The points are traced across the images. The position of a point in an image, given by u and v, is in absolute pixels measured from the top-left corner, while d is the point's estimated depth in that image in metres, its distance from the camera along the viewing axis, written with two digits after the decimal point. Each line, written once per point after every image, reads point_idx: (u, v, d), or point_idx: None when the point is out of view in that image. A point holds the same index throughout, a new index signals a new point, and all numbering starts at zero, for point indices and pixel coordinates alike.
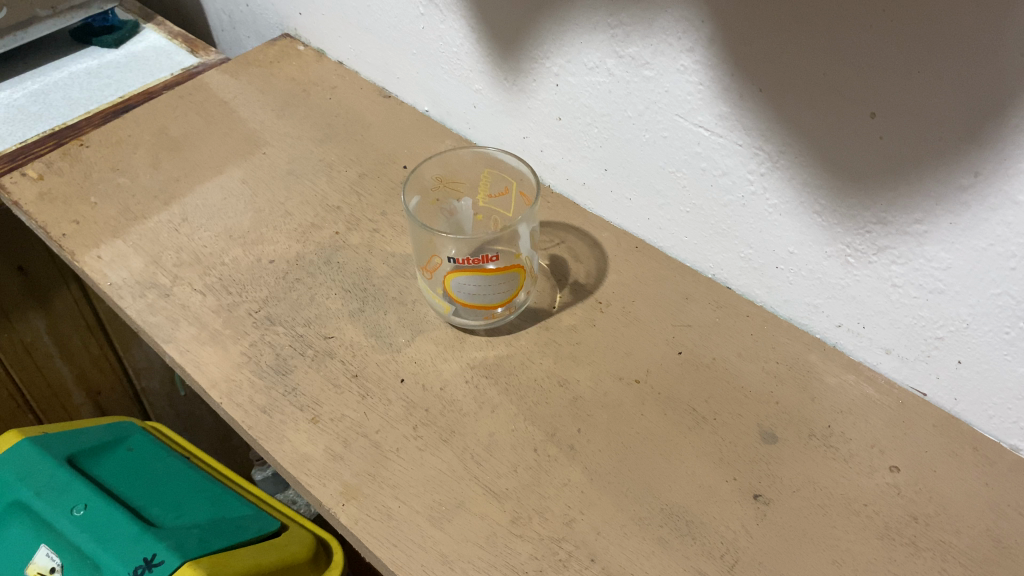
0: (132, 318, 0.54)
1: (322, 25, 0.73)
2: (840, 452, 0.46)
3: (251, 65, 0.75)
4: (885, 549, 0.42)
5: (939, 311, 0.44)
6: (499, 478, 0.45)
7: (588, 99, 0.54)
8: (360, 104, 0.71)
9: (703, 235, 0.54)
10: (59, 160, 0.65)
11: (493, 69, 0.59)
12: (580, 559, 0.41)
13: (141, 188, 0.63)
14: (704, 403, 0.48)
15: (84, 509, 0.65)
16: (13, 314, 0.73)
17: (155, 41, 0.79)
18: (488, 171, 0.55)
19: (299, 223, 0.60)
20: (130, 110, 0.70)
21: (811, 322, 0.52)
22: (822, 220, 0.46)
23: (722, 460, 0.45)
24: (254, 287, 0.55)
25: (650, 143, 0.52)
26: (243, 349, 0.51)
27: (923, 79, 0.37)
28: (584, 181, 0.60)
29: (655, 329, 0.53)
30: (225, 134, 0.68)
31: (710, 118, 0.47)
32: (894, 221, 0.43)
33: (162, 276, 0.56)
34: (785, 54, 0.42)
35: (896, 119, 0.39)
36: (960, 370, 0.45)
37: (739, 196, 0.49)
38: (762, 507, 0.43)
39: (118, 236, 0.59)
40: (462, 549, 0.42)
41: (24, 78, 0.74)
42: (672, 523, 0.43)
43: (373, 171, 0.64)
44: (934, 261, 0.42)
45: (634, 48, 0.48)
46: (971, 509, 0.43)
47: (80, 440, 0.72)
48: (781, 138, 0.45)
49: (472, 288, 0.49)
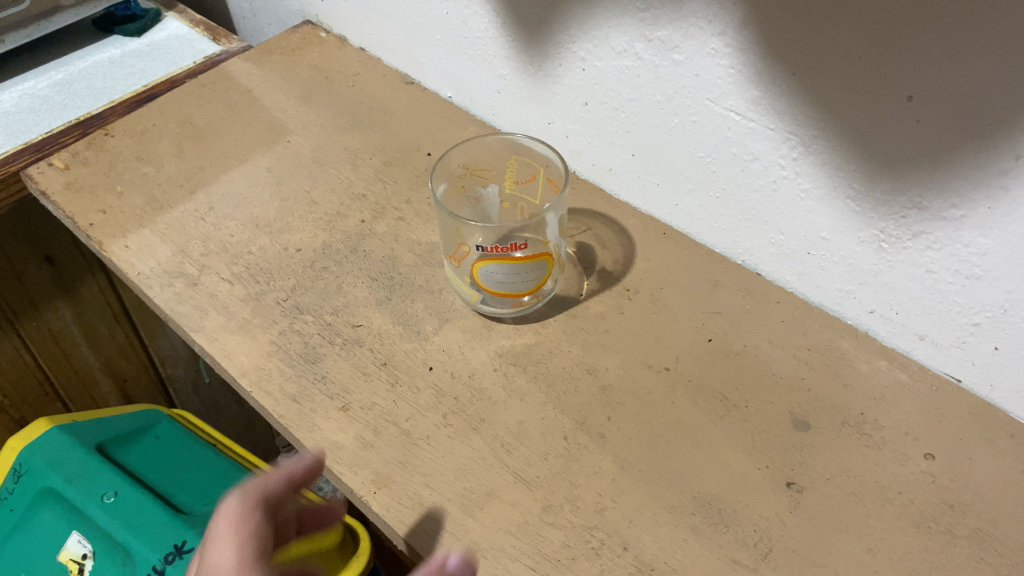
0: (161, 307, 0.54)
1: (344, 12, 0.73)
2: (873, 440, 0.45)
3: (273, 52, 0.75)
4: (920, 538, 0.41)
5: (975, 297, 0.43)
6: (529, 466, 0.45)
7: (616, 84, 0.53)
8: (383, 91, 0.70)
9: (732, 221, 0.53)
10: (85, 150, 0.66)
11: (518, 55, 0.59)
12: (612, 548, 0.41)
13: (167, 177, 0.63)
14: (735, 390, 0.48)
15: (115, 496, 0.66)
16: (40, 304, 0.73)
17: (177, 30, 0.79)
18: (514, 159, 0.55)
19: (324, 211, 0.60)
20: (154, 99, 0.70)
21: (843, 309, 0.51)
22: (856, 205, 0.45)
23: (754, 448, 0.45)
24: (281, 276, 0.55)
25: (678, 128, 0.52)
26: (272, 338, 0.51)
27: (963, 61, 0.37)
28: (611, 167, 0.59)
29: (684, 316, 0.52)
30: (249, 122, 0.68)
31: (741, 103, 0.47)
32: (930, 206, 0.42)
33: (190, 266, 0.56)
34: (820, 37, 0.41)
35: (934, 102, 0.39)
36: (996, 356, 0.45)
37: (770, 181, 0.49)
38: (795, 495, 0.43)
39: (144, 225, 0.59)
40: (494, 537, 0.42)
41: (47, 68, 0.74)
42: (704, 511, 0.43)
43: (397, 159, 0.64)
44: (971, 246, 0.42)
45: (663, 32, 0.48)
46: (1008, 497, 0.43)
47: (109, 427, 0.73)
48: (813, 123, 0.44)
49: (500, 276, 0.49)
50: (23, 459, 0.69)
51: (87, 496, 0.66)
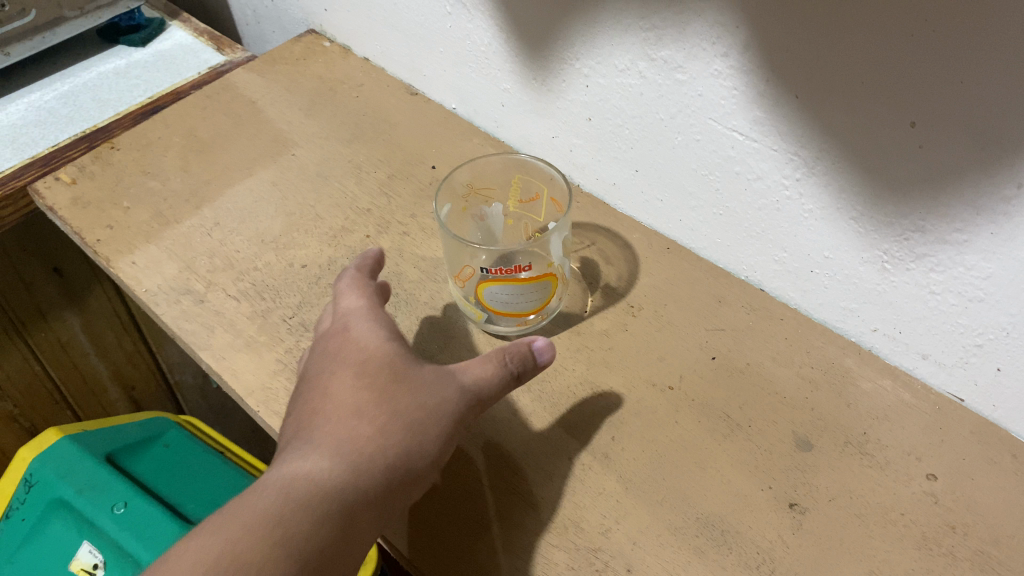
0: (168, 325, 0.54)
1: (348, 22, 0.73)
2: (876, 459, 0.46)
3: (277, 63, 0.75)
4: (922, 560, 0.42)
5: (978, 319, 0.43)
6: (534, 487, 0.45)
7: (619, 101, 0.54)
8: (387, 102, 0.71)
9: (736, 238, 0.53)
10: (91, 163, 0.66)
11: (522, 69, 0.59)
12: (617, 570, 0.42)
13: (173, 191, 0.63)
14: (739, 409, 0.48)
15: (124, 507, 0.67)
16: (49, 314, 0.74)
17: (182, 39, 0.79)
18: (518, 177, 0.55)
19: (329, 226, 0.60)
20: (159, 111, 0.70)
21: (846, 326, 0.51)
22: (860, 226, 0.45)
23: (757, 468, 0.45)
24: (288, 292, 0.56)
25: (681, 146, 0.52)
26: (279, 357, 0.52)
27: (965, 89, 0.36)
28: (615, 181, 0.59)
29: (688, 333, 0.52)
30: (254, 134, 0.68)
31: (745, 123, 0.47)
32: (933, 230, 0.42)
33: (196, 282, 0.57)
34: (822, 62, 0.41)
35: (938, 129, 0.38)
36: (1000, 377, 0.45)
37: (774, 200, 0.49)
38: (798, 516, 0.43)
39: (151, 241, 0.60)
40: (499, 560, 0.42)
41: (53, 79, 0.74)
42: (708, 533, 0.43)
43: (401, 172, 0.64)
44: (975, 269, 0.42)
45: (666, 51, 0.48)
46: (1010, 517, 0.43)
47: (117, 437, 0.73)
48: (816, 145, 0.44)
49: (504, 298, 0.49)
50: (34, 470, 0.70)
51: (97, 506, 0.67)
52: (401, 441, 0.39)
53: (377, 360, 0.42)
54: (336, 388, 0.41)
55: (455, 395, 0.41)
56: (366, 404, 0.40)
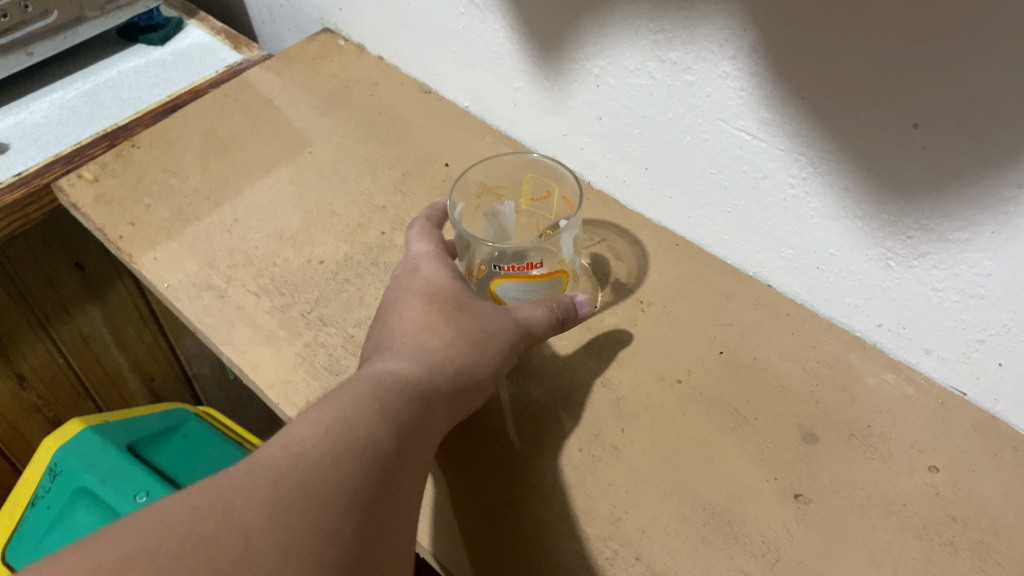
0: (190, 320, 0.56)
1: (362, 21, 0.74)
2: (879, 452, 0.47)
3: (293, 62, 0.76)
4: (923, 550, 0.43)
5: (980, 315, 0.44)
6: (546, 478, 0.47)
7: (629, 101, 0.55)
8: (401, 100, 0.72)
9: (744, 235, 0.54)
10: (113, 161, 0.68)
11: (534, 69, 0.60)
12: (626, 558, 0.43)
13: (193, 189, 0.65)
14: (745, 403, 0.50)
15: (146, 496, 0.69)
16: (71, 308, 0.76)
17: (200, 38, 0.81)
18: (531, 175, 0.56)
19: (346, 223, 0.62)
20: (178, 109, 0.72)
21: (851, 322, 0.52)
22: (864, 224, 0.46)
23: (763, 461, 0.47)
24: (306, 288, 0.57)
25: (690, 145, 0.53)
26: (298, 351, 0.53)
27: (966, 93, 0.37)
28: (624, 179, 0.60)
29: (696, 329, 0.54)
30: (271, 133, 0.69)
31: (752, 123, 0.48)
32: (936, 228, 0.43)
33: (217, 278, 0.58)
34: (827, 66, 0.42)
35: (940, 130, 0.39)
36: (1001, 372, 0.46)
37: (780, 198, 0.50)
38: (803, 507, 0.45)
39: (172, 238, 0.61)
40: (512, 548, 0.43)
41: (75, 78, 0.76)
42: (715, 523, 0.44)
43: (415, 170, 0.65)
44: (976, 267, 0.43)
45: (675, 53, 0.49)
46: (1010, 509, 0.44)
47: (138, 428, 0.76)
48: (822, 146, 0.45)
49: (517, 294, 0.51)
50: (59, 459, 0.72)
51: (120, 495, 0.69)
52: (468, 353, 0.44)
53: (447, 297, 0.47)
54: (409, 311, 0.46)
55: (512, 326, 0.47)
56: (439, 324, 0.45)
